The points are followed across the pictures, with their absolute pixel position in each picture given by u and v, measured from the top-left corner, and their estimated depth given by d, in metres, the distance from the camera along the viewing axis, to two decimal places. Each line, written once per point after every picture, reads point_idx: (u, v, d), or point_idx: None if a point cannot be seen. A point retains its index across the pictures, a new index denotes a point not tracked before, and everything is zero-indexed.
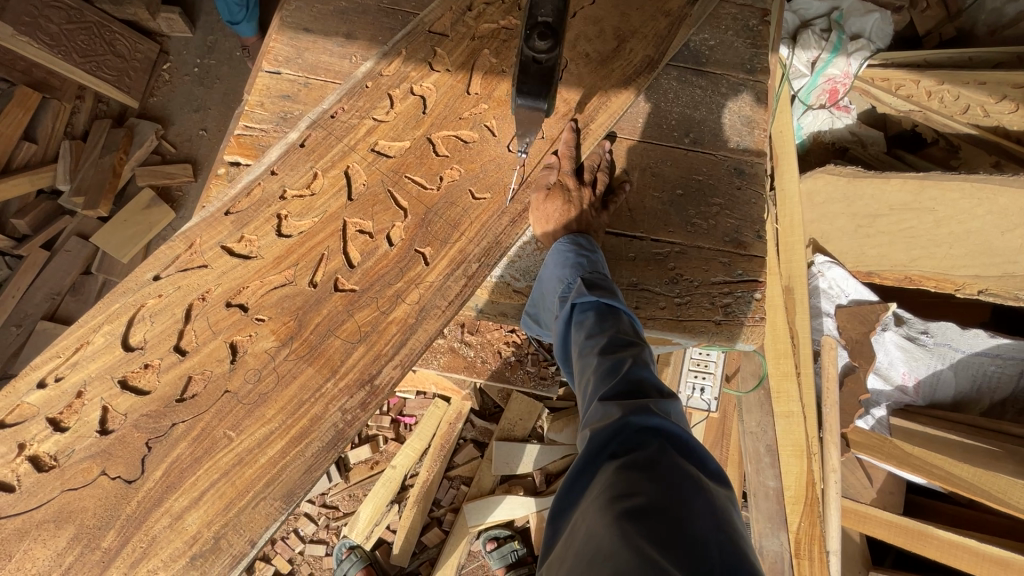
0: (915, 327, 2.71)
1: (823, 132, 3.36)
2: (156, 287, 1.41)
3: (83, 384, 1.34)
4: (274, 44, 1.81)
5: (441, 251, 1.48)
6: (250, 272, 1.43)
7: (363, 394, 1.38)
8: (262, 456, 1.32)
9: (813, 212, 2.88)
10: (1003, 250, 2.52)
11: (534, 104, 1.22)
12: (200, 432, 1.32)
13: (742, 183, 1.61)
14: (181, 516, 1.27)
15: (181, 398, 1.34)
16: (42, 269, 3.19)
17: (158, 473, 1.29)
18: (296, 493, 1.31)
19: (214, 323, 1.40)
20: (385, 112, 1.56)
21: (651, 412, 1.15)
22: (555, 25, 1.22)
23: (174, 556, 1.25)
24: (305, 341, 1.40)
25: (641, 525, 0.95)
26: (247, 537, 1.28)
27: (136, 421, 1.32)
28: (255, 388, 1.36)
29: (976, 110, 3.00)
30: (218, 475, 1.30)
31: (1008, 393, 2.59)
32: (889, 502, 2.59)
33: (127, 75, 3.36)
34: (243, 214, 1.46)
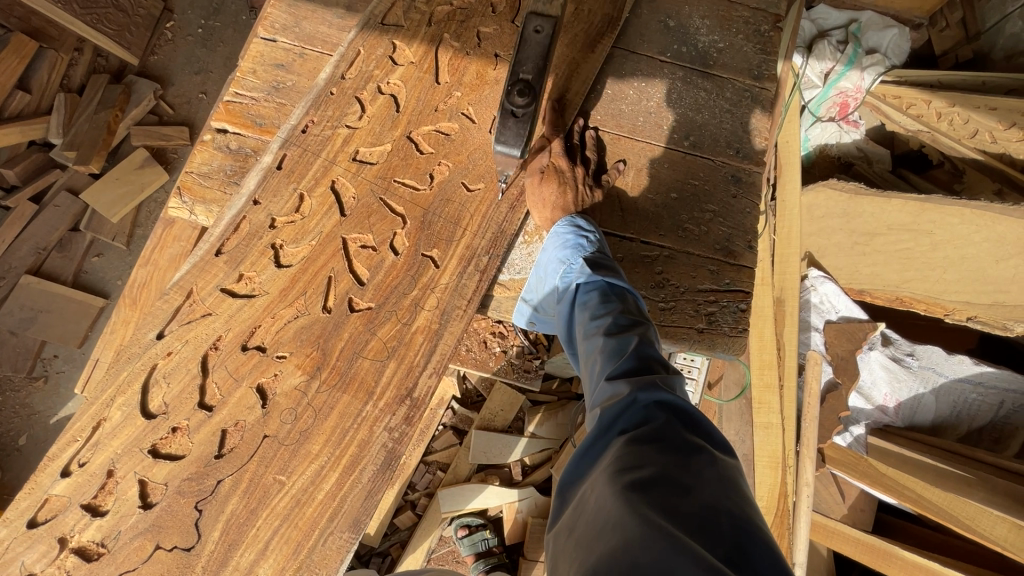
0: (902, 349, 2.72)
1: (830, 145, 3.34)
2: (165, 345, 1.56)
3: (111, 462, 1.53)
4: (271, 10, 1.76)
5: (448, 251, 1.64)
6: (257, 310, 1.58)
7: (404, 409, 1.59)
8: (319, 493, 1.55)
9: (811, 225, 2.83)
10: (996, 278, 2.53)
11: (509, 151, 1.34)
12: (249, 484, 1.54)
13: (738, 191, 1.59)
14: (253, 568, 1.52)
15: (219, 453, 1.55)
16: (29, 222, 3.15)
17: (215, 533, 1.52)
18: (360, 520, 1.56)
19: (234, 371, 1.57)
20: (355, 118, 1.66)
21: (657, 388, 1.15)
22: (534, 81, 1.31)
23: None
24: (332, 369, 1.59)
25: (652, 497, 0.95)
26: (324, 569, 1.54)
27: (178, 486, 1.53)
28: (294, 426, 1.56)
29: (984, 135, 2.96)
30: (280, 521, 1.54)
31: (986, 422, 2.60)
32: (859, 519, 2.61)
33: (129, 31, 3.30)
34: (234, 253, 1.59)
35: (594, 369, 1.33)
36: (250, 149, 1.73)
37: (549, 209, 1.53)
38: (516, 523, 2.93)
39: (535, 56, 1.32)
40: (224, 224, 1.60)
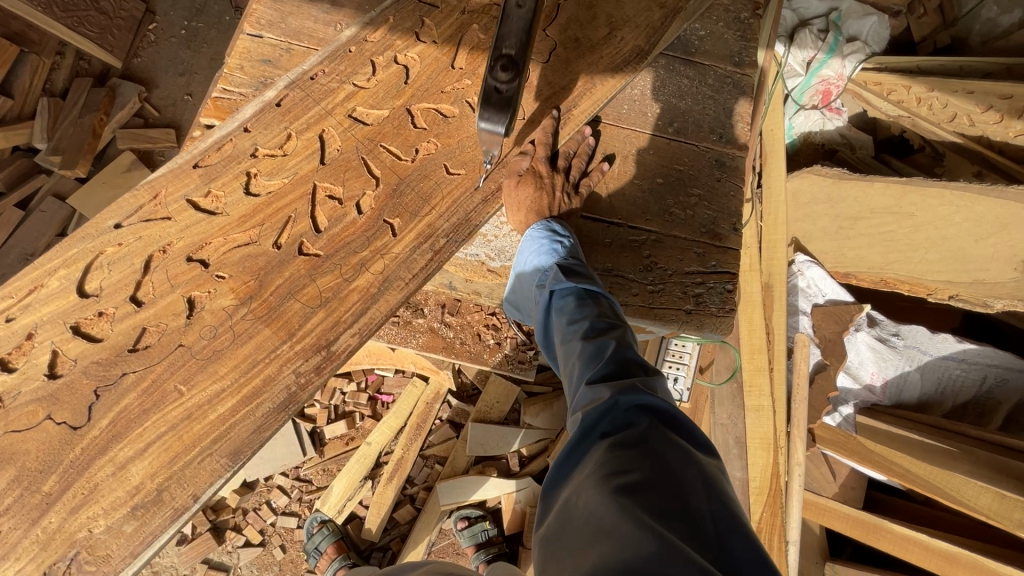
0: (886, 329, 2.79)
1: (814, 132, 3.42)
2: (117, 235, 1.38)
3: (35, 325, 1.32)
4: (257, 6, 1.72)
5: (410, 224, 1.44)
6: (212, 228, 1.40)
7: (318, 358, 1.35)
8: (211, 412, 1.30)
9: (798, 212, 2.93)
10: (978, 256, 2.56)
11: (492, 128, 1.28)
12: (151, 384, 1.30)
13: (722, 175, 1.60)
14: (125, 466, 1.26)
15: (134, 348, 1.32)
16: (17, 227, 3.07)
17: (104, 421, 1.27)
18: (244, 451, 1.29)
19: (173, 277, 1.37)
20: (365, 78, 1.52)
21: (639, 391, 1.19)
22: (518, 56, 1.23)
23: (115, 504, 1.24)
24: (264, 303, 1.37)
25: (639, 497, 0.99)
26: (190, 491, 1.25)
27: (86, 367, 1.30)
28: (209, 344, 1.33)
29: (962, 119, 3.02)
30: (167, 428, 1.28)
31: (971, 398, 2.65)
32: (850, 497, 2.67)
33: (110, 33, 3.27)
34: (212, 168, 1.43)
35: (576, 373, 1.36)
36: None
37: (524, 213, 1.51)
38: (515, 513, 2.93)
39: (518, 29, 1.24)
40: (211, 139, 1.46)
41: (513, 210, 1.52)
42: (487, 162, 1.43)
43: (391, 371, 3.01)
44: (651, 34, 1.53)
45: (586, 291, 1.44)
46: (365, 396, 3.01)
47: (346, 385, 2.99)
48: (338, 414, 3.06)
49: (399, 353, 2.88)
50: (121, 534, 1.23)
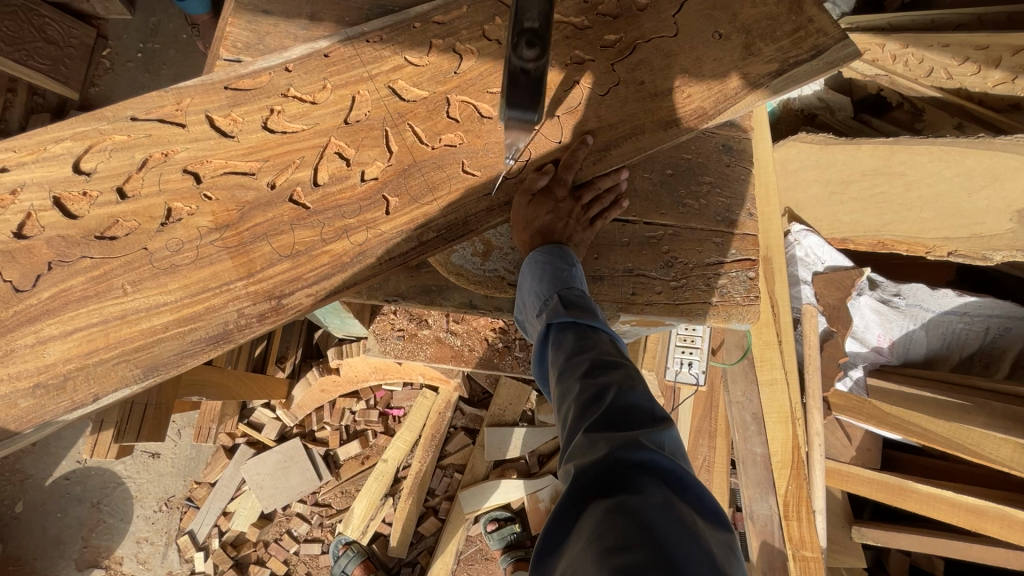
0: (889, 290, 2.79)
1: (792, 98, 3.41)
2: (130, 127, 1.36)
3: (19, 183, 1.30)
4: (230, 28, 1.54)
5: (406, 207, 1.39)
6: (219, 149, 1.37)
7: (265, 306, 1.30)
8: (143, 322, 1.26)
9: (786, 180, 2.90)
10: (970, 210, 2.59)
11: (523, 116, 1.20)
12: (102, 276, 1.27)
13: (730, 159, 1.56)
14: (44, 342, 1.23)
15: (101, 236, 1.30)
16: None
17: (46, 294, 1.25)
18: (160, 369, 1.24)
19: (164, 181, 1.34)
20: (419, 56, 1.48)
21: (642, 445, 0.97)
22: (542, 30, 1.15)
23: (20, 375, 1.21)
24: (237, 235, 1.33)
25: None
26: (92, 390, 1.21)
27: (51, 239, 1.28)
28: (171, 257, 1.30)
29: (939, 73, 3.03)
30: (99, 321, 1.24)
31: (976, 349, 2.71)
32: (869, 458, 2.70)
33: (63, 63, 3.11)
34: (241, 93, 1.41)
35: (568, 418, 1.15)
36: None
37: (530, 231, 1.40)
38: (539, 512, 2.85)
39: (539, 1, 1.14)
40: (249, 68, 1.44)
41: (517, 226, 1.40)
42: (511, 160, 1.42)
43: (399, 384, 2.96)
44: (718, 100, 1.46)
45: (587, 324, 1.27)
46: (376, 412, 2.98)
47: (355, 404, 2.97)
48: (350, 435, 3.01)
49: (408, 366, 2.78)
50: (12, 407, 1.19)
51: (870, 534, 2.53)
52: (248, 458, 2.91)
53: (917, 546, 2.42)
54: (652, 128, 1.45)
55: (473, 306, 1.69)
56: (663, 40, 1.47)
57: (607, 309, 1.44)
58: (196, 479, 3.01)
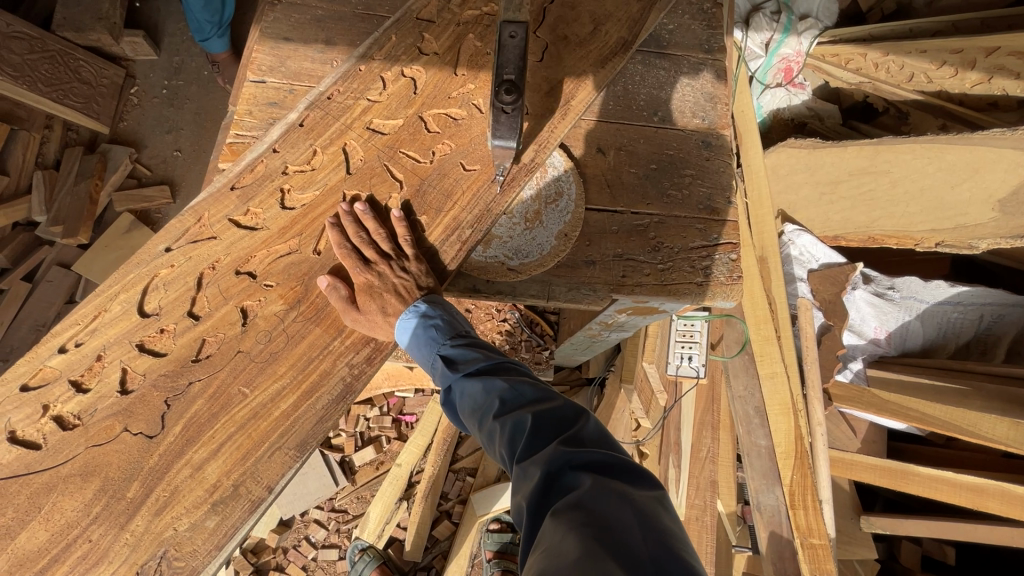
0: (883, 284, 2.86)
1: (782, 109, 3.55)
2: (169, 258, 1.44)
3: (102, 348, 1.37)
4: (256, 54, 1.72)
5: (436, 220, 1.51)
6: (256, 242, 1.46)
7: (368, 349, 1.43)
8: (275, 409, 1.35)
9: (779, 184, 3.01)
10: (954, 204, 2.70)
11: (506, 144, 1.34)
12: (216, 389, 1.35)
13: (710, 154, 1.68)
14: (200, 467, 1.29)
15: (197, 358, 1.37)
16: (25, 301, 3.09)
17: (177, 428, 1.32)
18: (310, 442, 1.33)
19: (225, 290, 1.43)
20: (378, 93, 1.60)
21: (567, 454, 1.14)
22: (518, 81, 1.25)
23: (196, 502, 1.27)
24: (312, 304, 1.43)
25: (583, 559, 0.93)
26: (263, 482, 1.30)
27: (155, 380, 1.35)
28: (266, 347, 1.39)
29: (920, 78, 3.17)
30: (235, 428, 1.33)
31: (971, 337, 2.79)
32: (874, 449, 2.76)
33: (95, 101, 3.35)
34: (247, 189, 1.49)
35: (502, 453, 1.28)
36: None
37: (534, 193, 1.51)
38: None
39: (515, 57, 1.25)
40: (243, 162, 1.52)
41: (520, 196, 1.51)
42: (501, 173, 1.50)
43: (411, 391, 3.11)
44: (631, 24, 1.64)
45: (494, 360, 1.38)
46: (389, 418, 3.09)
47: (369, 411, 3.09)
48: (365, 441, 3.11)
49: (417, 372, 2.90)
50: (205, 530, 1.25)
51: (879, 523, 2.55)
52: None
53: (925, 532, 2.44)
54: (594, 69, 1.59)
55: (476, 290, 1.62)
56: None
57: (600, 290, 1.55)
58: None
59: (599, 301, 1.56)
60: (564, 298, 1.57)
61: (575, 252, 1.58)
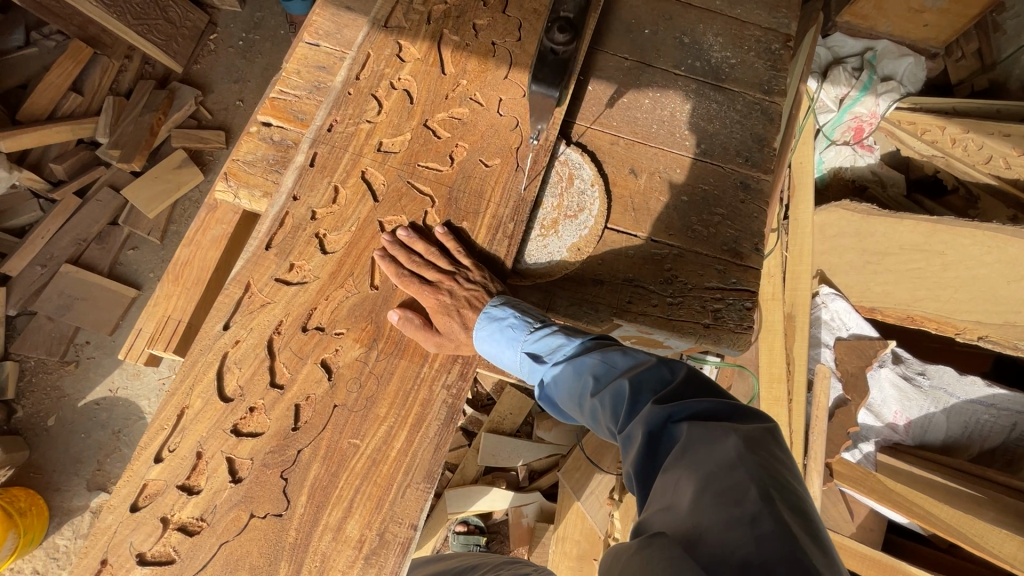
0: (912, 367, 2.74)
1: (845, 168, 3.39)
2: (233, 334, 1.50)
3: (200, 444, 1.44)
4: (316, 18, 1.76)
5: (477, 223, 1.57)
6: (312, 294, 1.52)
7: (458, 365, 1.53)
8: (391, 450, 1.45)
9: (824, 244, 2.91)
10: (1008, 299, 2.51)
11: (546, 91, 1.35)
12: (328, 449, 1.45)
13: (747, 196, 1.62)
14: (340, 527, 1.41)
15: (296, 425, 1.46)
16: (73, 215, 3.27)
17: (302, 498, 1.42)
18: (433, 471, 1.45)
19: (298, 350, 1.49)
20: (373, 113, 1.62)
21: (665, 412, 1.08)
22: (572, 22, 1.36)
23: (349, 563, 1.39)
24: (388, 339, 1.52)
25: (691, 506, 0.91)
26: (405, 523, 1.42)
27: (263, 460, 1.43)
28: (360, 393, 1.48)
29: (998, 161, 2.99)
30: (360, 480, 1.43)
31: (999, 444, 2.57)
32: (869, 538, 2.62)
33: (175, 41, 3.50)
34: (283, 244, 1.53)
35: (610, 428, 1.24)
36: (292, 141, 1.68)
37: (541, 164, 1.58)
38: (521, 527, 2.95)
39: (574, 3, 1.39)
40: (265, 222, 1.54)
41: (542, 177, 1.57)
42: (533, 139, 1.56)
43: None
44: None
45: (579, 343, 1.36)
46: None
47: None
48: None
49: None
50: None
51: None
52: None
53: None
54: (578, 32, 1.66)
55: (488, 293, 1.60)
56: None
57: (602, 312, 1.51)
58: None
59: (599, 323, 1.52)
60: (562, 311, 1.54)
61: (585, 268, 1.55)
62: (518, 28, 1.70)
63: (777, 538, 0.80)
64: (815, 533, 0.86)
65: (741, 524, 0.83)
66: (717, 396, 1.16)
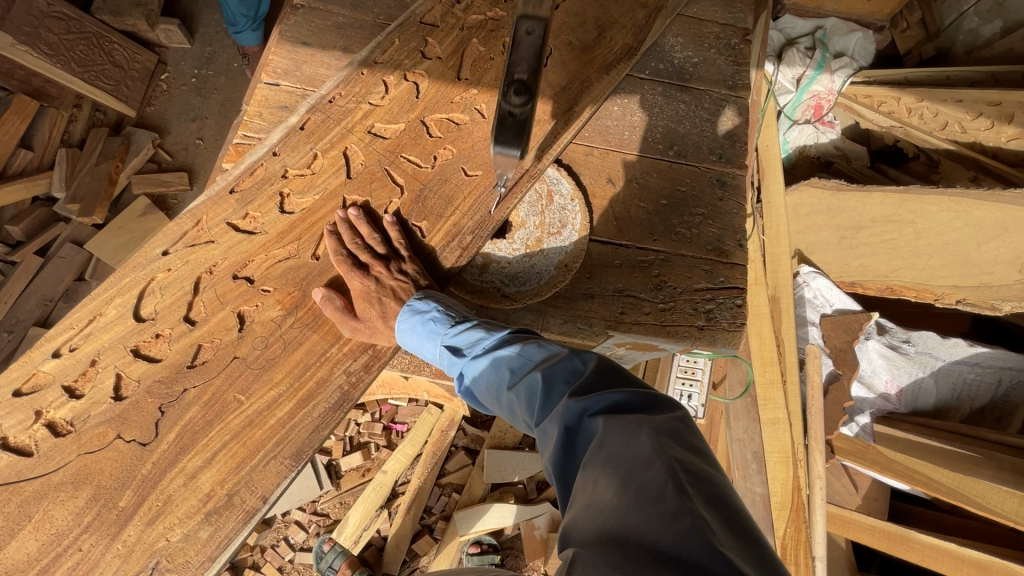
0: (898, 336, 2.79)
1: (809, 146, 3.46)
2: (167, 261, 1.45)
3: (97, 353, 1.39)
4: (273, 57, 1.71)
5: (436, 225, 1.50)
6: (254, 246, 1.47)
7: (366, 357, 1.44)
8: (271, 417, 1.37)
9: (799, 223, 2.94)
10: (981, 260, 2.60)
11: (508, 153, 1.20)
12: (212, 396, 1.37)
13: (724, 194, 1.63)
14: (194, 475, 1.32)
15: (192, 364, 1.39)
16: (35, 276, 3.14)
17: (171, 436, 1.34)
18: (305, 451, 1.35)
19: (222, 295, 1.44)
20: (379, 97, 1.59)
21: (580, 405, 1.07)
22: (530, 82, 1.18)
23: (189, 513, 1.30)
24: (310, 309, 1.45)
25: (617, 505, 0.89)
26: (259, 493, 1.32)
27: (149, 387, 1.37)
28: (263, 353, 1.41)
29: (953, 126, 3.07)
30: (230, 436, 1.35)
31: (988, 401, 2.66)
32: (875, 508, 2.65)
33: (125, 85, 3.39)
34: (246, 193, 1.49)
35: (527, 420, 1.23)
36: None
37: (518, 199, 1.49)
38: (535, 540, 2.92)
39: (529, 57, 1.20)
40: (242, 166, 1.52)
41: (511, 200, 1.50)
42: (500, 188, 1.44)
43: (404, 401, 3.05)
44: (638, 32, 1.59)
45: (497, 337, 1.35)
46: (380, 426, 3.06)
47: (360, 416, 3.07)
48: (353, 446, 3.09)
49: (412, 383, 2.77)
50: (199, 541, 1.28)
51: None
52: None
53: None
54: (598, 77, 1.53)
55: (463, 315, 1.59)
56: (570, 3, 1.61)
57: (596, 326, 1.50)
58: None
59: (595, 336, 1.51)
60: (557, 330, 1.52)
61: (574, 284, 1.54)
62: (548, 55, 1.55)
63: (700, 531, 0.81)
64: (732, 515, 0.88)
65: (666, 520, 0.83)
66: (629, 382, 1.17)
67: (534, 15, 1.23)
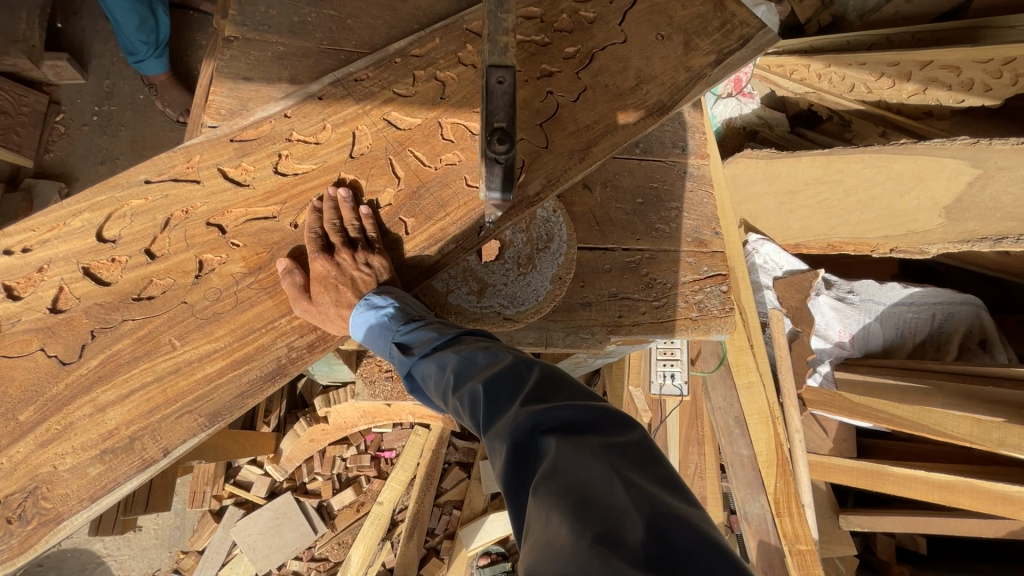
0: (843, 288, 3.02)
1: (734, 119, 3.64)
2: (147, 190, 1.42)
3: (47, 261, 1.37)
4: (213, 97, 1.59)
5: (424, 225, 1.48)
6: (237, 199, 1.44)
7: (312, 336, 1.41)
8: (198, 371, 1.35)
9: (740, 195, 3.12)
10: (905, 209, 2.81)
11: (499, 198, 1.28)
12: (147, 334, 1.35)
13: (693, 184, 1.69)
14: (103, 409, 1.31)
15: (138, 297, 1.37)
16: None
17: (93, 362, 1.32)
18: (222, 413, 1.33)
19: (191, 236, 1.41)
20: (407, 88, 1.54)
21: (530, 421, 1.05)
22: (511, 128, 1.20)
23: (84, 445, 1.29)
24: (271, 274, 1.42)
25: (569, 546, 0.85)
26: (161, 445, 1.30)
27: (89, 308, 1.35)
28: (211, 306, 1.38)
29: (860, 88, 3.30)
30: (152, 379, 1.33)
31: (926, 334, 2.95)
32: (845, 448, 2.88)
33: (14, 132, 3.04)
34: (247, 144, 1.47)
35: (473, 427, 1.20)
36: None
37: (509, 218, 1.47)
38: None
39: (505, 103, 1.19)
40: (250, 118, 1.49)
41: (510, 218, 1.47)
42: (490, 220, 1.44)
43: (389, 426, 2.96)
44: (675, 91, 1.55)
45: (448, 337, 1.30)
46: (367, 457, 2.96)
47: (345, 451, 2.95)
48: (343, 483, 2.98)
49: (396, 407, 2.66)
50: (84, 476, 1.28)
51: (857, 521, 2.73)
52: (237, 520, 2.84)
53: (902, 527, 2.62)
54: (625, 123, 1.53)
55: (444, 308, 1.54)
56: (617, 47, 1.57)
57: (597, 333, 1.54)
58: (183, 549, 2.97)
59: (597, 345, 1.55)
60: (562, 344, 1.56)
61: (570, 294, 1.56)
62: (579, 92, 1.54)
63: None
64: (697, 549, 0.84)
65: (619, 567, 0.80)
66: (584, 393, 1.15)
67: (502, 63, 1.21)
